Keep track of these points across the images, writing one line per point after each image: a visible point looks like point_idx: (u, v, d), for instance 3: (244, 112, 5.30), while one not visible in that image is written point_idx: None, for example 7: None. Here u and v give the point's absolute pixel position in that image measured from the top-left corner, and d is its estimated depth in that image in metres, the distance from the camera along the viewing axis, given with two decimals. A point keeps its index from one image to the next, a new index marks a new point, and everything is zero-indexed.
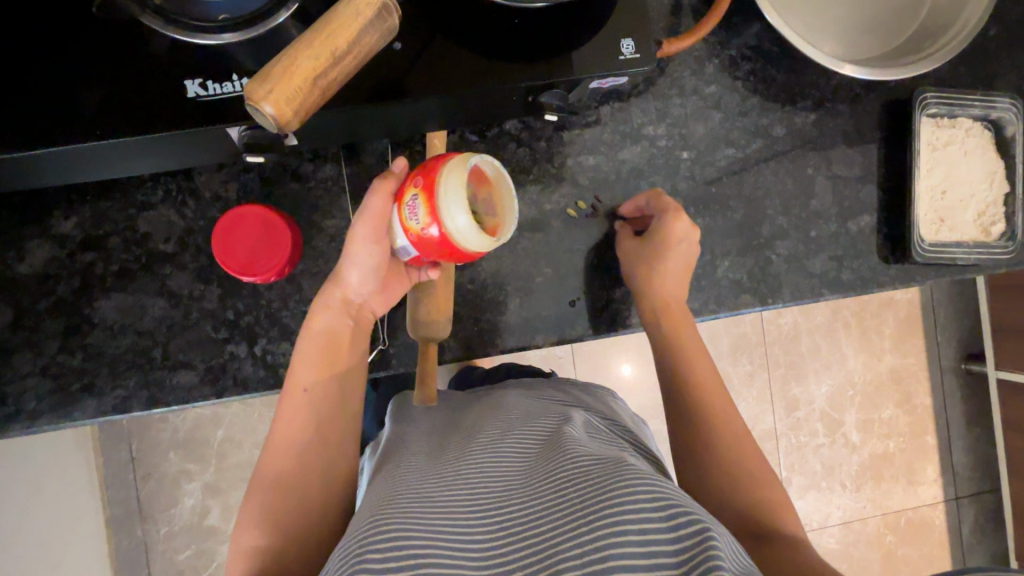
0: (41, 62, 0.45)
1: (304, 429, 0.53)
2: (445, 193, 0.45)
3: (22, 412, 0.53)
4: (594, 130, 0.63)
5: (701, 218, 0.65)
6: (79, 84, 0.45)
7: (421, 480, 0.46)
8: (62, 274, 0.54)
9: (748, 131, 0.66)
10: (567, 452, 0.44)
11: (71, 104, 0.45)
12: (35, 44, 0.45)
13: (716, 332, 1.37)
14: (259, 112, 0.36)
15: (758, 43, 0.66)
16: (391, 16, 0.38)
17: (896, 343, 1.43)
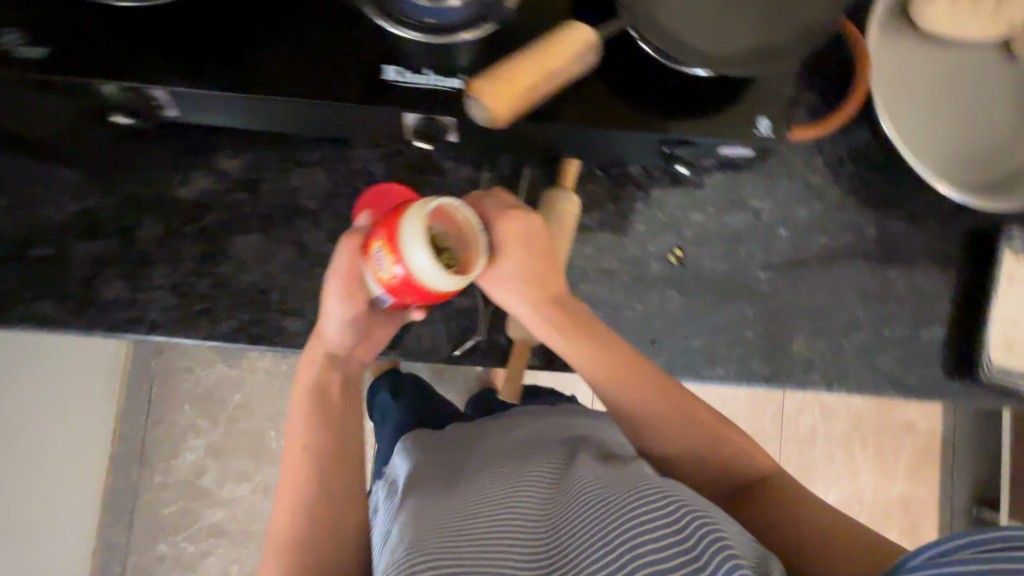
0: (237, 21, 0.52)
1: (304, 469, 0.53)
2: (408, 239, 0.48)
3: (145, 319, 0.57)
4: (705, 191, 0.68)
5: (787, 293, 0.69)
6: (263, 46, 0.52)
7: (440, 515, 0.48)
8: (212, 205, 0.59)
9: (844, 224, 0.71)
10: (574, 476, 0.48)
11: (253, 60, 0.52)
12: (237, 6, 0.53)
13: (739, 416, 1.38)
14: (477, 104, 0.41)
15: (868, 148, 0.71)
16: (593, 50, 0.44)
17: (911, 469, 1.42)
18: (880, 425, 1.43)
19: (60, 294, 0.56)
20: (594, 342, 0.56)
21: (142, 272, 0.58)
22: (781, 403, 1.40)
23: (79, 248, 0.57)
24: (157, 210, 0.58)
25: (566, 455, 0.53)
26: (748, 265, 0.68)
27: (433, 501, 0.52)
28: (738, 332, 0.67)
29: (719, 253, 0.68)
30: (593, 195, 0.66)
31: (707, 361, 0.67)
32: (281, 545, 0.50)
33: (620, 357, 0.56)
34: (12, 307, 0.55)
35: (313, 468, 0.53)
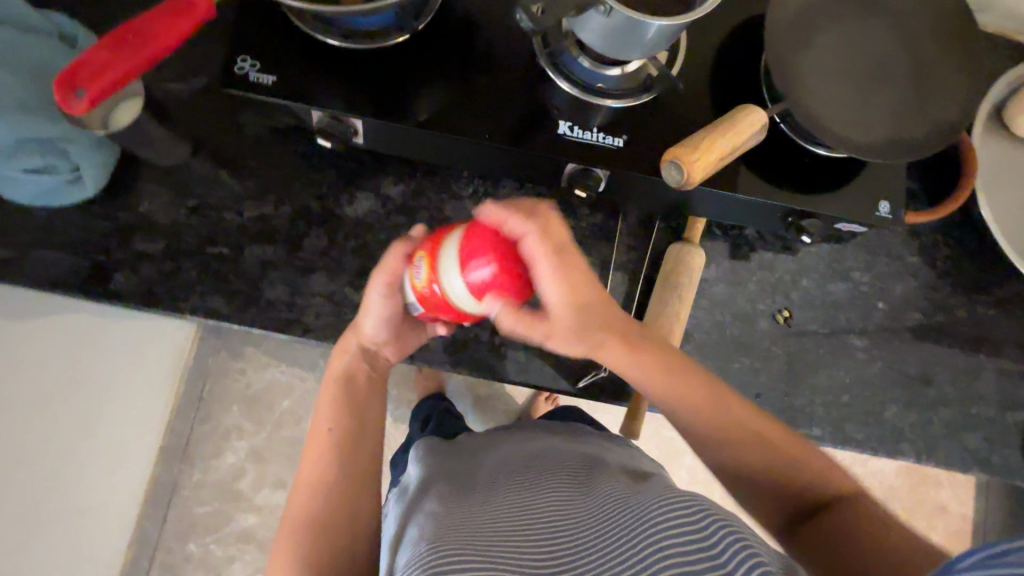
0: (417, 67, 0.59)
1: (336, 458, 0.56)
2: (448, 259, 0.48)
3: (302, 322, 0.62)
4: (811, 260, 0.73)
5: (883, 363, 0.73)
6: (433, 91, 0.59)
7: (466, 515, 0.50)
8: (374, 224, 0.64)
9: (937, 304, 0.75)
10: (605, 495, 0.50)
11: (425, 102, 0.58)
12: (416, 55, 0.59)
13: None
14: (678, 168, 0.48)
15: (962, 235, 0.76)
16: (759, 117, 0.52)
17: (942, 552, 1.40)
18: (919, 498, 1.42)
19: (230, 291, 0.61)
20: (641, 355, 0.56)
21: (304, 278, 0.62)
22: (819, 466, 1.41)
23: (252, 251, 0.62)
24: (325, 224, 0.63)
25: (590, 476, 0.55)
26: (848, 332, 0.72)
27: (457, 501, 0.54)
28: (836, 396, 0.71)
29: (823, 319, 0.72)
30: (709, 251, 0.72)
31: (806, 420, 0.70)
32: (297, 526, 0.52)
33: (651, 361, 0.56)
34: (189, 299, 0.60)
35: (340, 459, 0.56)
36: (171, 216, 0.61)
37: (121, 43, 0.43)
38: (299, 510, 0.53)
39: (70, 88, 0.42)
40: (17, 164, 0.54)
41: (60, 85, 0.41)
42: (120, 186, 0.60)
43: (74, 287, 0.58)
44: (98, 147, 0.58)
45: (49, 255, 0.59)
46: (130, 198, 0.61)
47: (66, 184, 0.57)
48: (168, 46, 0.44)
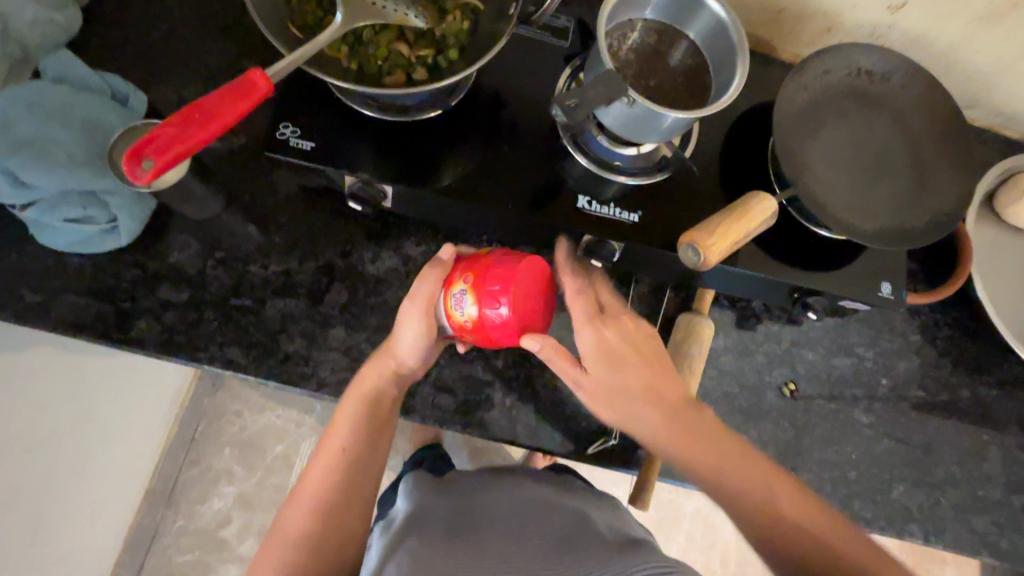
0: (448, 139, 0.63)
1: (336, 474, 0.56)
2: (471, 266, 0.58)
3: (317, 377, 0.62)
4: (817, 333, 0.75)
5: (889, 439, 0.73)
6: (463, 162, 0.62)
7: (444, 562, 0.49)
8: (394, 282, 0.66)
9: (940, 382, 0.76)
10: (589, 559, 0.48)
11: (454, 171, 0.62)
12: (449, 128, 0.63)
13: None
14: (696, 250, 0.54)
15: (962, 316, 0.79)
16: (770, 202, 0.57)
17: None
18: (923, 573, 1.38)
19: (248, 343, 0.62)
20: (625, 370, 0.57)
21: (322, 333, 0.63)
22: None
23: (273, 303, 0.63)
24: (347, 280, 0.65)
25: (578, 538, 0.53)
26: (854, 407, 0.73)
27: (426, 541, 0.53)
28: (843, 472, 0.71)
29: (829, 393, 0.73)
30: (717, 321, 0.73)
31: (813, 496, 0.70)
32: (285, 537, 0.52)
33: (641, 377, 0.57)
34: (208, 349, 0.61)
35: (342, 474, 0.56)
36: (198, 267, 0.63)
37: (188, 120, 0.43)
38: (290, 519, 0.54)
39: (137, 158, 0.43)
40: (60, 213, 0.57)
41: (129, 155, 0.43)
42: (152, 236, 0.62)
43: (96, 333, 0.59)
44: (137, 200, 0.60)
45: (76, 300, 0.60)
46: (160, 248, 0.62)
47: (102, 234, 0.59)
48: (232, 123, 0.44)
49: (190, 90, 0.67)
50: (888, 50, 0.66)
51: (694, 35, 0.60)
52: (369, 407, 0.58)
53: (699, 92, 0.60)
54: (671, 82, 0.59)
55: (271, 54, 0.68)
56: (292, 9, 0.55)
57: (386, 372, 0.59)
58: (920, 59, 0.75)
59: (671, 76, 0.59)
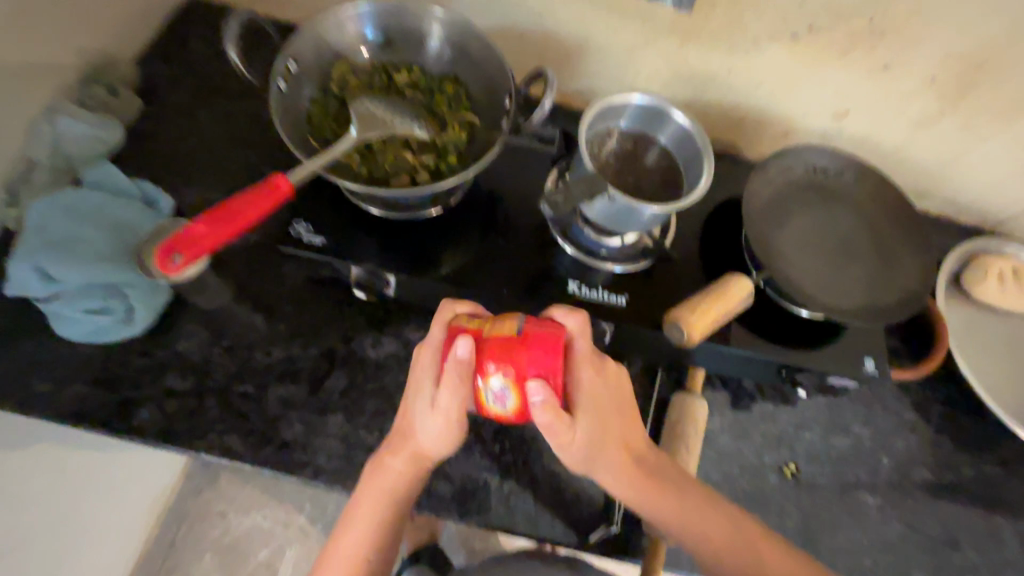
0: (447, 233, 0.68)
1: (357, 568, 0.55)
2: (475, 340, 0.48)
3: (313, 464, 0.62)
4: (811, 412, 0.76)
5: (900, 523, 0.71)
6: (461, 253, 0.67)
7: None
8: (393, 367, 0.68)
9: (942, 461, 0.76)
10: None
11: (453, 261, 0.66)
12: (448, 223, 0.69)
13: None
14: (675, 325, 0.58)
15: (951, 392, 0.80)
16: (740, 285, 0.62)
17: None
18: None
19: (247, 430, 0.62)
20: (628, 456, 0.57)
21: (321, 419, 0.64)
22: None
23: (274, 389, 0.65)
24: (347, 366, 0.67)
25: None
26: (858, 489, 0.72)
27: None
28: (856, 559, 0.68)
29: (831, 474, 0.72)
30: (711, 401, 0.74)
31: None
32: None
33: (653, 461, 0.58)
34: (205, 437, 0.61)
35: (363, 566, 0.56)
36: (204, 355, 0.65)
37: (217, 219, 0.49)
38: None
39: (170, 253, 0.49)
40: (81, 306, 0.60)
41: (161, 253, 0.49)
42: (163, 325, 0.65)
43: (97, 423, 0.60)
44: (153, 292, 0.63)
45: (82, 390, 0.61)
46: (169, 336, 0.65)
47: (116, 324, 0.62)
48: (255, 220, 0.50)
49: (213, 193, 0.74)
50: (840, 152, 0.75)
51: (665, 139, 0.68)
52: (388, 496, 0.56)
53: (673, 188, 0.66)
54: (646, 180, 0.66)
55: (288, 162, 0.76)
56: (312, 125, 0.63)
57: (403, 463, 0.56)
58: (868, 158, 0.84)
59: (646, 175, 0.67)
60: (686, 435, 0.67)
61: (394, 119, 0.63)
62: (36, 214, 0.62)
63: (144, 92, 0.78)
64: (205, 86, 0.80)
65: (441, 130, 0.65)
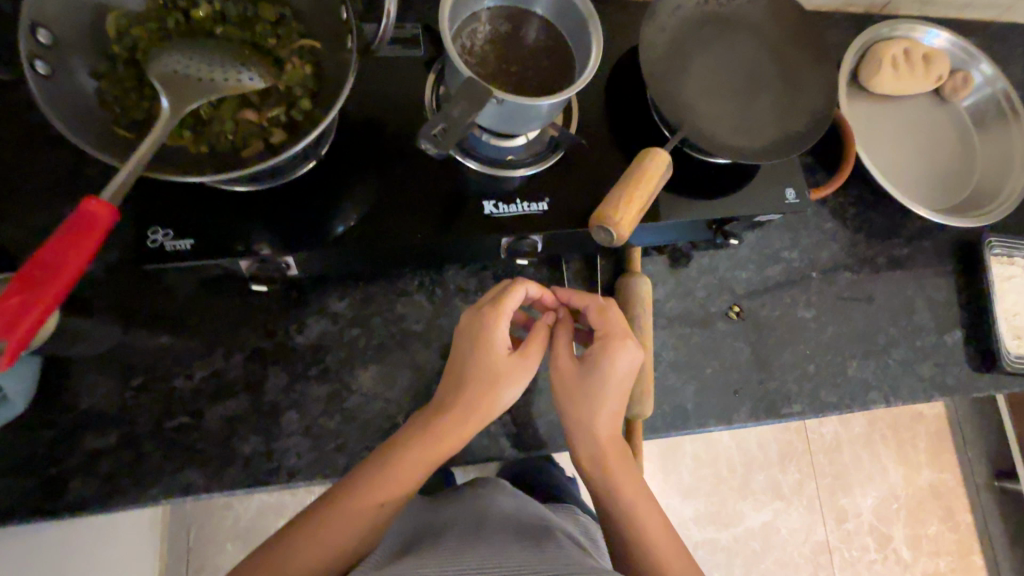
0: (324, 188, 0.59)
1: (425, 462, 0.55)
2: None
3: (282, 468, 0.59)
4: (741, 248, 0.78)
5: (831, 321, 0.78)
6: (356, 205, 0.59)
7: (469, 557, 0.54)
8: (332, 346, 0.64)
9: (860, 258, 0.81)
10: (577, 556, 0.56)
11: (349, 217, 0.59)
12: (321, 179, 0.59)
13: (766, 439, 1.57)
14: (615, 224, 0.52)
15: (860, 194, 0.83)
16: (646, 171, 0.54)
17: (931, 457, 1.63)
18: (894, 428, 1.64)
19: (201, 461, 0.58)
20: (581, 402, 0.58)
21: (274, 421, 0.60)
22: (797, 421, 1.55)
23: (212, 411, 0.59)
24: (278, 362, 0.62)
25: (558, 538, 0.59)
26: (796, 309, 0.77)
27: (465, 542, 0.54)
28: (804, 368, 0.76)
29: (770, 304, 0.77)
30: (652, 272, 0.75)
31: (785, 400, 0.74)
32: (295, 559, 0.50)
33: (612, 416, 0.59)
34: (157, 485, 0.57)
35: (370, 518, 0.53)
36: (116, 402, 0.58)
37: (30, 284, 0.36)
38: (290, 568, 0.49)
39: None
40: None
41: None
42: (48, 385, 0.57)
43: (29, 513, 0.54)
44: (19, 362, 0.53)
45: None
46: (67, 399, 0.57)
47: None
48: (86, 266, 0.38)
49: (35, 221, 0.60)
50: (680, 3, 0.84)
51: (543, 11, 0.57)
52: (404, 489, 0.54)
53: (563, 66, 0.57)
54: (526, 61, 0.56)
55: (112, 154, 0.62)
56: (104, 110, 0.47)
57: (498, 360, 0.57)
58: None
59: (525, 56, 0.56)
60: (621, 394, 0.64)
61: (213, 74, 0.48)
62: None
63: None
64: None
65: (279, 71, 0.51)
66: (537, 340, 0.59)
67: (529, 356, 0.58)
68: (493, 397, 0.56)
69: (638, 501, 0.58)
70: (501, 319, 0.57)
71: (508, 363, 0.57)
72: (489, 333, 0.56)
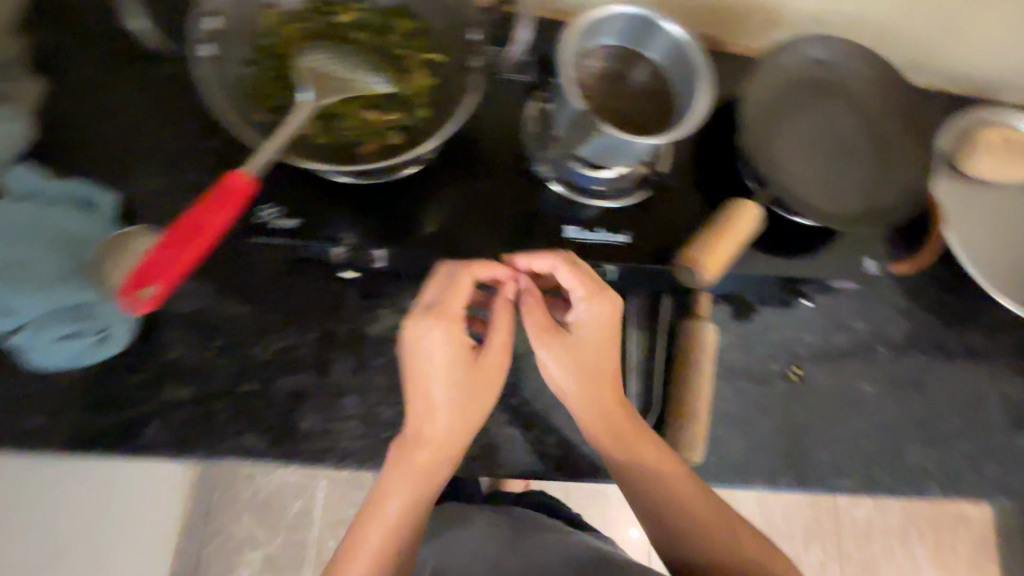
0: (419, 195, 0.63)
1: (428, 450, 0.57)
2: None
3: (334, 448, 0.62)
4: (809, 311, 0.77)
5: (893, 401, 0.75)
6: (446, 216, 0.63)
7: None
8: (399, 340, 0.66)
9: (932, 341, 0.78)
10: None
11: (439, 226, 0.62)
12: (416, 185, 0.63)
13: (792, 512, 1.50)
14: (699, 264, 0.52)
15: (940, 275, 0.81)
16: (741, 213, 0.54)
17: (970, 565, 1.52)
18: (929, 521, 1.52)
19: (265, 428, 0.61)
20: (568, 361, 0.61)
21: (335, 403, 0.63)
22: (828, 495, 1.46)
23: (280, 381, 0.63)
24: (347, 347, 0.65)
25: None
26: (858, 381, 0.75)
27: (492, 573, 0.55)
28: (859, 444, 0.73)
29: (831, 372, 0.75)
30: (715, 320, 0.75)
31: (835, 473, 0.72)
32: (369, 539, 0.54)
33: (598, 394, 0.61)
34: (221, 442, 0.60)
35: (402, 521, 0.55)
36: (199, 359, 0.62)
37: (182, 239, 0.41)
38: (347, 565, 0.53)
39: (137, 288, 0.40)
40: (49, 333, 0.55)
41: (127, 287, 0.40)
42: (142, 334, 0.61)
43: (106, 450, 0.57)
44: (128, 309, 0.58)
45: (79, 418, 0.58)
46: (155, 349, 0.61)
47: (92, 347, 0.57)
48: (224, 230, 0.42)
49: (153, 180, 0.65)
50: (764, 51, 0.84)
51: (655, 55, 0.59)
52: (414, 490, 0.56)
53: (664, 109, 0.59)
54: (632, 102, 0.59)
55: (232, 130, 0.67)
56: (250, 97, 0.52)
57: (446, 355, 0.57)
58: (862, 33, 0.78)
59: (632, 97, 0.59)
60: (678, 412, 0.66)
61: (345, 74, 0.52)
62: None
63: (44, 70, 0.67)
64: (114, 51, 0.68)
65: (404, 80, 0.55)
66: (500, 330, 0.60)
67: (492, 347, 0.59)
68: (474, 389, 0.58)
69: (657, 465, 0.60)
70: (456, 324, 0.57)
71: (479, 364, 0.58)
72: (417, 340, 0.57)
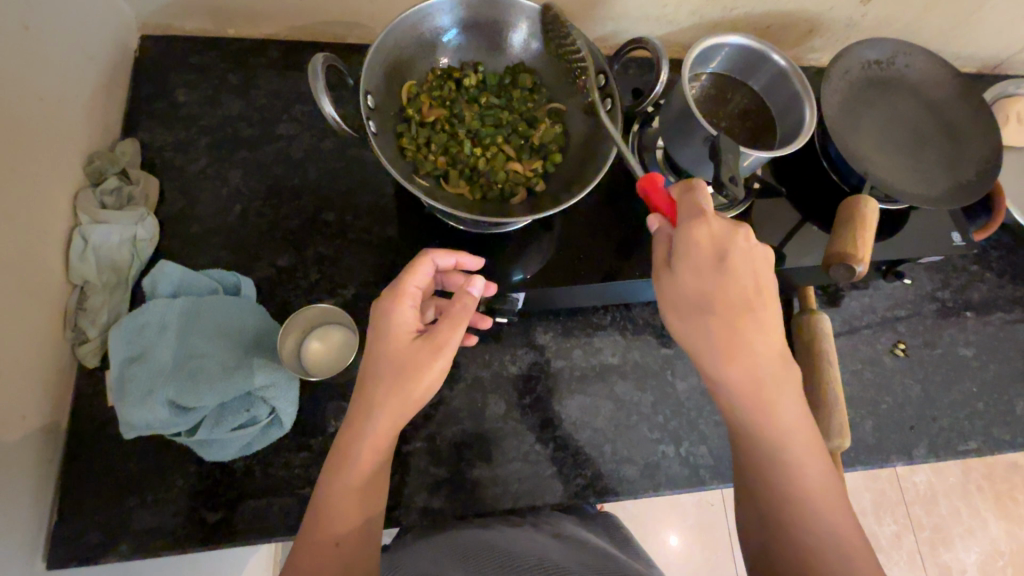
0: (546, 234, 0.65)
1: (363, 412, 0.48)
2: None
3: (511, 491, 0.63)
4: (897, 289, 0.82)
5: (993, 361, 0.80)
6: (576, 249, 0.64)
7: None
8: (541, 377, 0.68)
9: (1010, 299, 0.84)
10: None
11: (571, 260, 0.64)
12: (541, 226, 0.65)
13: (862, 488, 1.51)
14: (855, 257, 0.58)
15: (999, 238, 0.87)
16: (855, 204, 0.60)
17: None
18: (993, 479, 1.45)
19: (436, 484, 0.62)
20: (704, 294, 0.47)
21: (496, 448, 0.65)
22: (893, 468, 1.44)
23: (441, 433, 0.64)
24: (495, 392, 0.67)
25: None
26: (957, 347, 0.80)
27: (590, 558, 0.51)
28: (973, 406, 0.77)
29: (930, 341, 0.80)
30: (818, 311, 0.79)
31: (960, 437, 0.75)
32: (336, 481, 0.47)
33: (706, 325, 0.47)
34: (400, 503, 0.61)
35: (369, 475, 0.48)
36: None
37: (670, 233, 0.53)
38: (333, 514, 0.46)
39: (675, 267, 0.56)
40: (225, 425, 0.55)
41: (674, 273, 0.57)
42: (304, 411, 0.61)
43: (292, 533, 0.57)
44: (289, 383, 0.58)
45: (261, 505, 0.58)
46: (319, 422, 0.61)
47: (264, 431, 0.58)
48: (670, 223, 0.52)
49: (283, 258, 0.66)
50: (799, 61, 0.92)
51: (751, 80, 0.65)
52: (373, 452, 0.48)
53: (768, 126, 0.64)
54: (737, 118, 0.64)
55: (349, 200, 0.69)
56: (410, 160, 0.56)
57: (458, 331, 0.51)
58: (887, 33, 0.86)
59: (735, 116, 0.64)
60: (823, 403, 0.67)
61: None
62: (132, 347, 0.57)
63: (152, 165, 0.68)
64: (216, 139, 0.70)
65: (537, 131, 0.59)
66: (451, 348, 0.50)
67: (443, 342, 0.50)
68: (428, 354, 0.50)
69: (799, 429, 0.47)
70: (411, 301, 0.52)
71: (418, 344, 0.50)
72: (390, 312, 0.51)
